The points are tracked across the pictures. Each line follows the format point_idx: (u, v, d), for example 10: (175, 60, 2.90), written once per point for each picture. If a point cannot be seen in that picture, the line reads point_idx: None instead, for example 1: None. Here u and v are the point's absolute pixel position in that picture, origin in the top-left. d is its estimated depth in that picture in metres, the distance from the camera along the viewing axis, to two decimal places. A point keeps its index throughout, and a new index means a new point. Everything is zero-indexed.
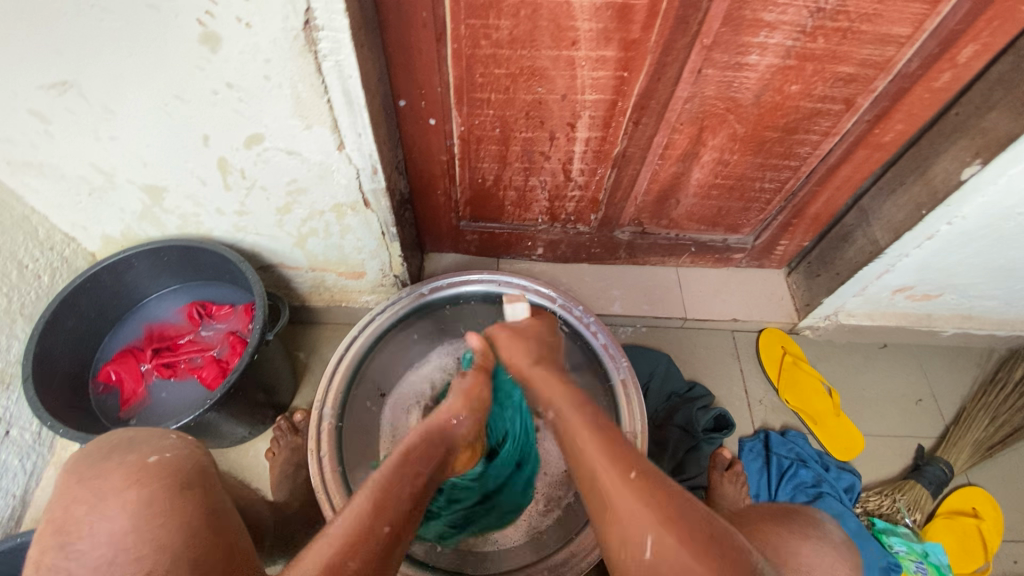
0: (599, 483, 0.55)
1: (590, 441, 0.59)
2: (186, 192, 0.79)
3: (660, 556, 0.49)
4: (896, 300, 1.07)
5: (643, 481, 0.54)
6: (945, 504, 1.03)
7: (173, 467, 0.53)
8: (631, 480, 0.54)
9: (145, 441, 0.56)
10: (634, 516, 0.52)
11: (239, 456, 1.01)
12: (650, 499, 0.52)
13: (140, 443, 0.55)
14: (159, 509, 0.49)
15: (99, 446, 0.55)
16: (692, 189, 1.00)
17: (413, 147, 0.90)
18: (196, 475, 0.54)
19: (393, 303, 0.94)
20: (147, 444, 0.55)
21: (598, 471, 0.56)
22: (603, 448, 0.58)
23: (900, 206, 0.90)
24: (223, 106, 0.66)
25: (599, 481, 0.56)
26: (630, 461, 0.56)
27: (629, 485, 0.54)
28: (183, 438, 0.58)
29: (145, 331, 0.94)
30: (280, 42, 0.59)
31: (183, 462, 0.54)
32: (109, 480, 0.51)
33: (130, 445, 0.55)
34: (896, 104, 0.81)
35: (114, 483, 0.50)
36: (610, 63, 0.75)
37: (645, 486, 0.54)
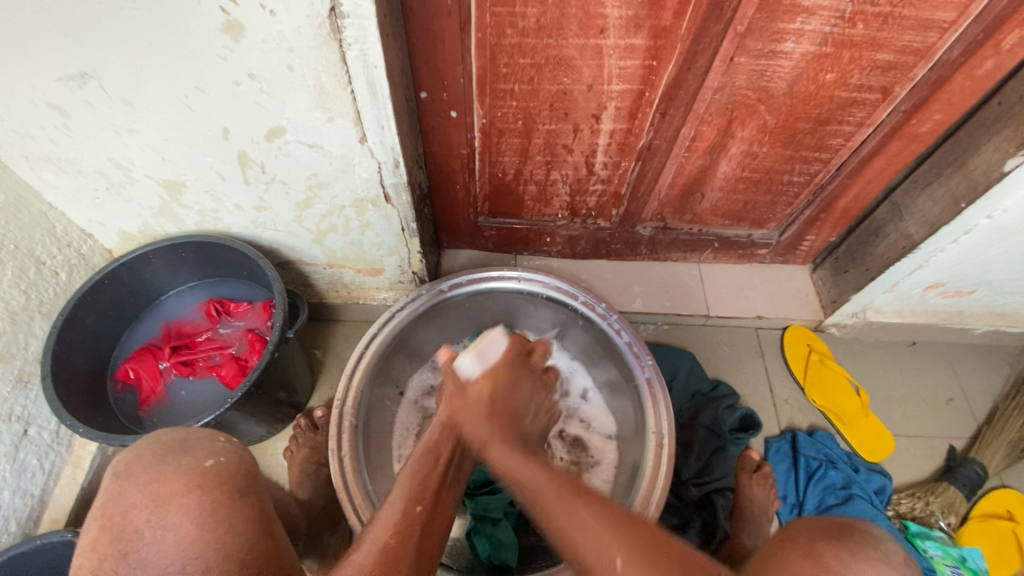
0: (573, 528, 0.47)
1: (532, 477, 0.53)
2: (205, 187, 0.78)
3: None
4: (928, 297, 1.04)
5: (624, 523, 0.46)
6: (979, 507, 1.00)
7: (226, 475, 0.49)
8: (612, 528, 0.46)
9: (181, 441, 0.54)
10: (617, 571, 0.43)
11: (257, 455, 1.00)
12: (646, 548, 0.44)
13: (193, 443, 0.52)
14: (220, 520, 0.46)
15: (151, 447, 0.50)
16: (717, 183, 0.97)
17: (433, 140, 0.88)
18: (248, 481, 0.50)
19: (413, 300, 0.92)
20: (201, 447, 0.51)
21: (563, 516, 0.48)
22: (553, 494, 0.50)
23: (936, 199, 0.87)
24: (244, 97, 0.64)
25: (567, 529, 0.47)
26: (603, 507, 0.48)
27: (605, 531, 0.46)
28: (232, 439, 0.54)
29: (162, 329, 0.93)
30: (304, 30, 0.57)
31: (234, 467, 0.50)
32: (167, 485, 0.47)
33: (182, 448, 0.51)
34: (934, 93, 0.78)
35: (171, 489, 0.47)
36: (639, 52, 0.73)
37: (633, 531, 0.46)
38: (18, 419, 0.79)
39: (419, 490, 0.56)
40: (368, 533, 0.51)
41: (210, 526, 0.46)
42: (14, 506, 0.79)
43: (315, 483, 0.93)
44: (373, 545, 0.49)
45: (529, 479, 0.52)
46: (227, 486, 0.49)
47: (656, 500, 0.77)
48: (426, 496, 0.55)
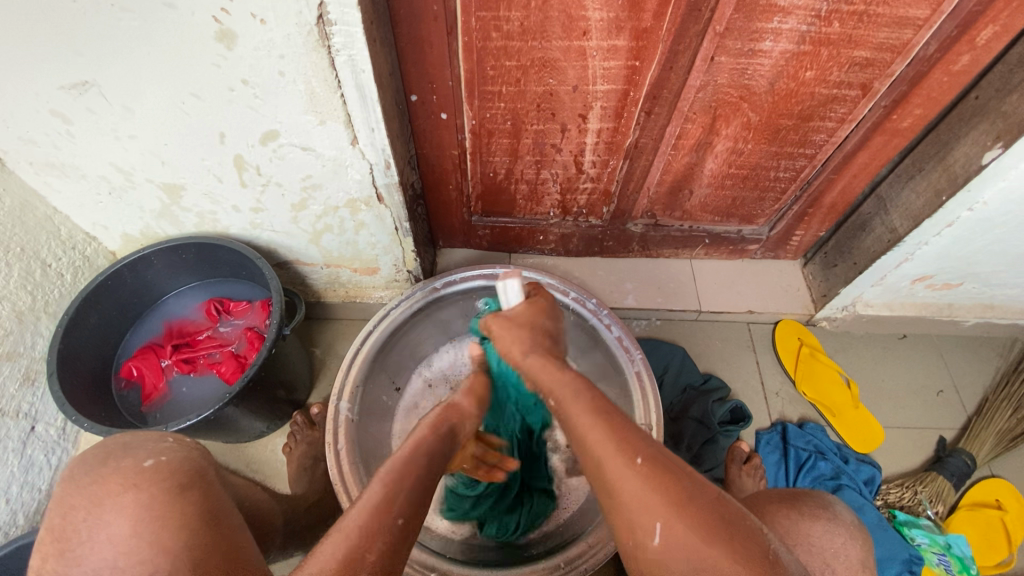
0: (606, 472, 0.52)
1: (577, 416, 0.55)
2: (203, 189, 0.80)
3: (665, 547, 0.48)
4: (916, 290, 1.06)
5: (655, 462, 0.51)
6: (967, 497, 1.01)
7: (164, 471, 0.54)
8: (646, 470, 0.50)
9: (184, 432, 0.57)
10: (641, 505, 0.50)
11: (257, 450, 1.02)
12: (670, 486, 0.50)
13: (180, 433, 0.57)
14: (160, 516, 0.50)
15: (94, 451, 0.56)
16: (705, 180, 0.99)
17: (424, 141, 0.90)
18: (191, 478, 0.54)
19: (407, 298, 0.94)
20: (142, 448, 0.56)
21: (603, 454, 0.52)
22: (597, 435, 0.53)
23: (918, 193, 0.88)
24: (238, 102, 0.67)
25: (604, 467, 0.52)
26: (639, 444, 0.52)
27: (637, 472, 0.50)
28: (179, 440, 0.59)
29: (164, 328, 0.96)
30: (294, 37, 0.59)
31: (173, 464, 0.54)
32: (105, 485, 0.52)
33: (124, 449, 0.56)
34: (913, 89, 0.79)
35: (108, 488, 0.52)
36: (621, 53, 0.75)
37: (662, 471, 0.51)
38: (26, 416, 0.82)
39: (397, 487, 0.53)
40: (343, 524, 0.50)
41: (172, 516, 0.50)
42: (22, 500, 0.81)
43: (314, 477, 0.96)
44: (343, 538, 0.49)
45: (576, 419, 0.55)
46: (167, 483, 0.52)
47: None
48: None
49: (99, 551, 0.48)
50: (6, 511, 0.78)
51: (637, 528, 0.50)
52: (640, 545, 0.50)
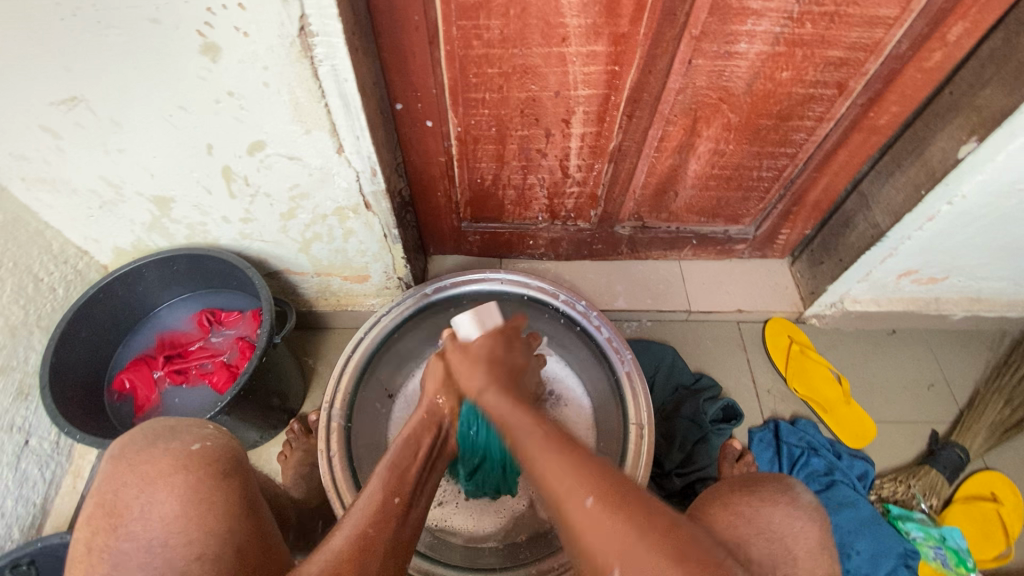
0: (538, 471, 0.52)
1: (512, 416, 0.57)
2: (193, 201, 0.81)
3: (588, 523, 0.48)
4: (902, 285, 1.07)
5: (581, 454, 0.52)
6: (962, 490, 1.02)
7: (212, 456, 0.55)
8: (557, 469, 0.51)
9: (171, 434, 0.57)
10: (564, 482, 0.50)
11: (253, 460, 1.03)
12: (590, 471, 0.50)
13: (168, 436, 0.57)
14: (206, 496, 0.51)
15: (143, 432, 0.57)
16: (689, 180, 1.00)
17: (411, 149, 0.91)
18: (236, 467, 0.55)
19: (398, 304, 0.95)
20: (189, 432, 0.56)
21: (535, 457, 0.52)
22: (529, 429, 0.54)
23: (899, 188, 0.90)
24: (224, 114, 0.68)
25: (531, 455, 0.53)
26: (560, 434, 0.54)
27: (557, 453, 0.51)
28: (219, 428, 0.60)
29: (157, 339, 0.96)
30: (277, 49, 0.61)
31: (220, 451, 0.55)
32: (157, 464, 0.53)
33: (173, 433, 0.56)
34: (888, 86, 0.81)
35: (154, 467, 0.52)
36: (600, 58, 0.77)
37: (586, 462, 0.51)
38: (19, 429, 0.82)
39: (396, 482, 0.59)
40: (348, 517, 0.55)
41: (186, 503, 0.51)
42: (17, 514, 0.82)
43: (309, 484, 0.96)
44: (352, 529, 0.53)
45: (517, 435, 0.54)
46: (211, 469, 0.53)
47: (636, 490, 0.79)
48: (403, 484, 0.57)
49: (92, 555, 0.49)
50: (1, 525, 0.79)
51: (563, 502, 0.49)
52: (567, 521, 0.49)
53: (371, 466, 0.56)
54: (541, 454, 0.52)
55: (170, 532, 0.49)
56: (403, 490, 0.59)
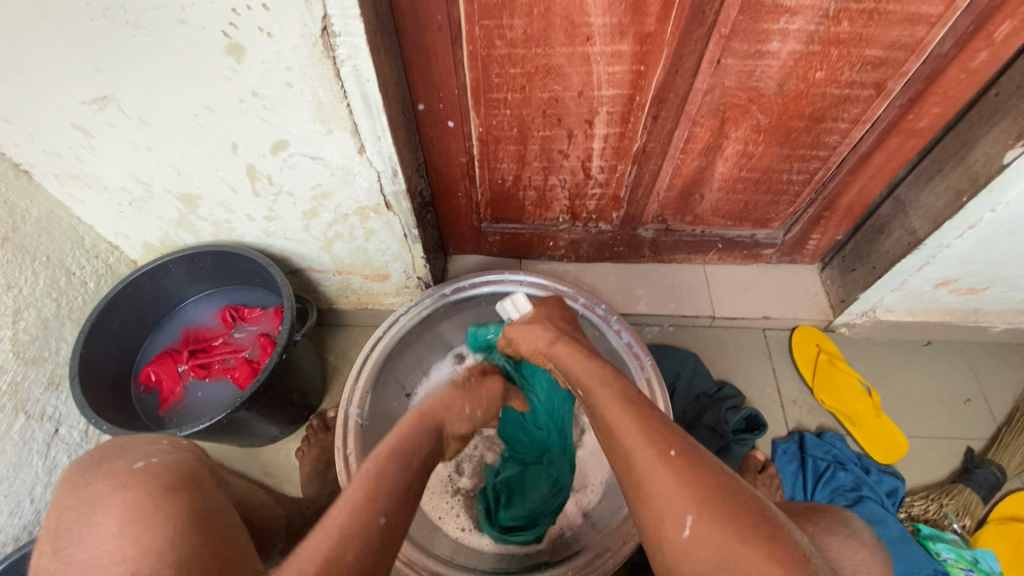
0: (640, 478, 0.51)
1: (617, 412, 0.56)
2: (218, 199, 0.83)
3: (696, 543, 0.46)
4: (940, 295, 1.02)
5: (677, 447, 0.52)
6: (998, 511, 0.97)
7: (155, 474, 0.49)
8: (666, 480, 0.49)
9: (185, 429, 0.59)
10: (671, 497, 0.49)
11: (271, 455, 1.04)
12: (702, 480, 0.49)
13: None
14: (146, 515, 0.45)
15: (92, 453, 0.52)
16: (716, 183, 0.98)
17: (432, 150, 0.91)
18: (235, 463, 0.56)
19: (417, 303, 0.95)
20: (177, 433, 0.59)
21: (633, 450, 0.53)
22: (632, 431, 0.54)
23: (938, 194, 0.86)
24: (248, 114, 0.69)
25: (633, 456, 0.52)
26: (670, 437, 0.53)
27: (668, 460, 0.50)
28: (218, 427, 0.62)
29: (182, 334, 0.99)
30: (299, 50, 0.61)
31: (167, 467, 0.50)
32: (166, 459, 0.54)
33: (119, 451, 0.51)
34: (929, 87, 0.77)
35: (98, 488, 0.47)
36: (626, 58, 0.75)
37: (688, 469, 0.50)
38: (50, 418, 0.85)
39: (378, 492, 0.52)
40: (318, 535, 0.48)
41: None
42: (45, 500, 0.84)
43: (325, 481, 0.97)
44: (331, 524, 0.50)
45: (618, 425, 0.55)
46: (154, 488, 0.47)
47: None
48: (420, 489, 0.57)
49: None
50: (31, 510, 0.81)
51: (664, 523, 0.48)
52: (669, 540, 0.48)
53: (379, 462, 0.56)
54: (646, 460, 0.51)
55: (104, 553, 0.43)
56: (386, 505, 0.52)
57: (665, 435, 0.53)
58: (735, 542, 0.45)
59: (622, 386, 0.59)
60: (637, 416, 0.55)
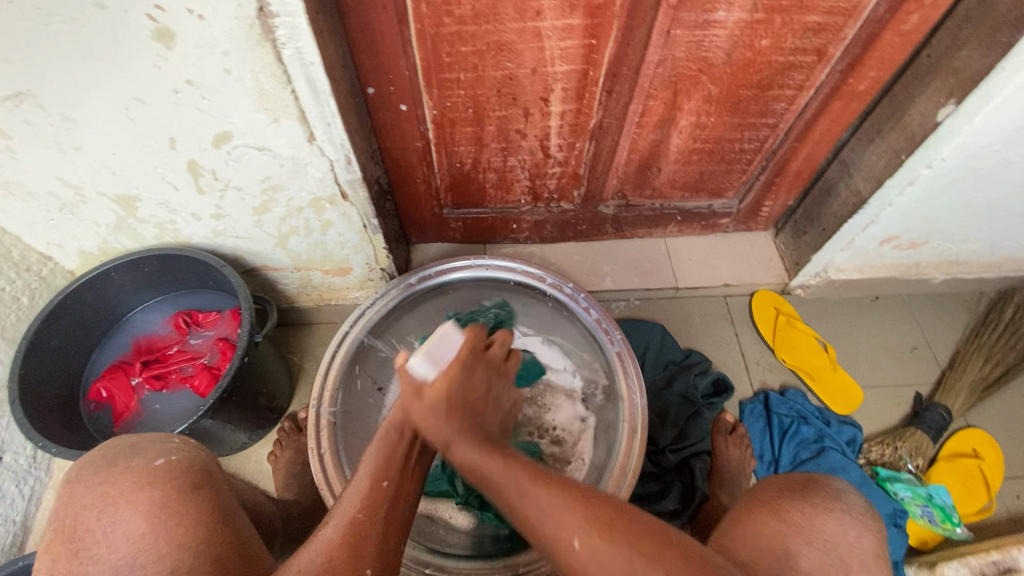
0: (535, 515, 0.52)
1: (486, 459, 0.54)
2: (159, 199, 0.78)
3: (593, 573, 0.49)
4: (884, 251, 1.07)
5: (554, 485, 0.53)
6: (946, 448, 1.04)
7: (176, 470, 0.56)
8: (542, 510, 0.52)
9: (148, 445, 0.59)
10: (562, 520, 0.51)
11: (241, 462, 1.01)
12: (586, 500, 0.53)
13: (144, 448, 0.59)
14: (174, 510, 0.53)
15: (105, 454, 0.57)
16: (672, 156, 0.99)
17: (386, 135, 0.88)
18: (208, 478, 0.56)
19: (382, 296, 0.93)
20: (151, 448, 0.58)
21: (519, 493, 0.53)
22: (512, 467, 0.54)
23: (879, 154, 0.90)
24: (185, 105, 0.65)
25: (519, 502, 0.52)
26: (545, 473, 0.54)
27: (550, 480, 0.54)
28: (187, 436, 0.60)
29: (132, 344, 0.93)
30: (235, 33, 0.57)
31: (183, 463, 0.58)
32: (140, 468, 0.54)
33: (132, 450, 0.58)
34: (867, 51, 0.80)
35: (123, 488, 0.54)
36: (577, 32, 0.74)
37: (558, 490, 0.53)
38: None
39: (385, 464, 0.61)
40: (339, 508, 0.58)
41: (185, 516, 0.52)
42: None
43: (301, 483, 0.95)
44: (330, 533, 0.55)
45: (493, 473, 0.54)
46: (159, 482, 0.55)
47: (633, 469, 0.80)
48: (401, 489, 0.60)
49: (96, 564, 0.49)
50: None
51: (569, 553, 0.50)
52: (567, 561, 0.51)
53: (377, 471, 0.60)
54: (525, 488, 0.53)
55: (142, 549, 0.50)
56: (393, 474, 0.60)
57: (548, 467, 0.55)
58: (639, 563, 0.49)
59: (507, 457, 0.54)
60: (521, 463, 0.54)
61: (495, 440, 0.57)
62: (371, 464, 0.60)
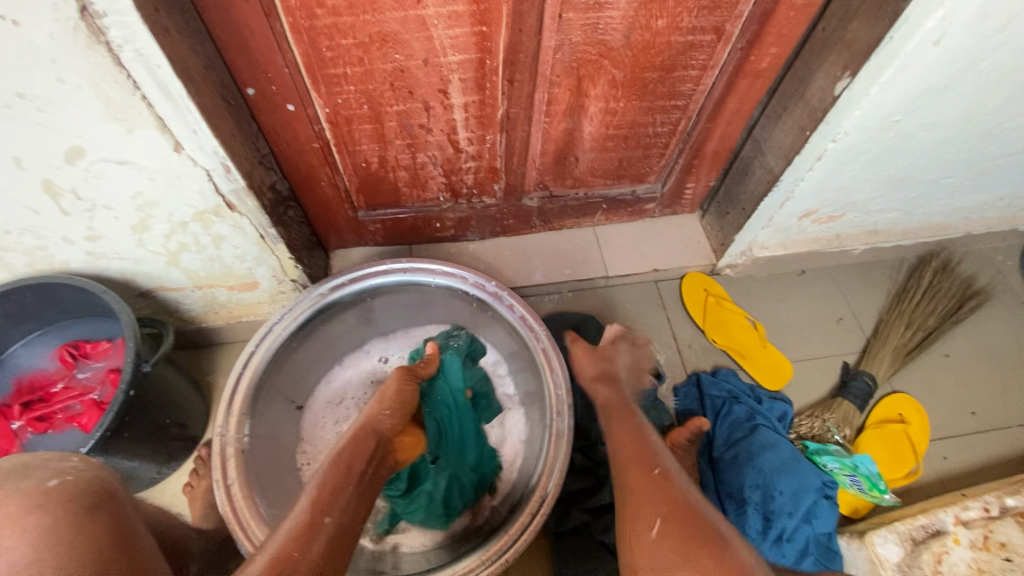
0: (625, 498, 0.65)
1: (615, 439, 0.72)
2: (19, 225, 0.71)
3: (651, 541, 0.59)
4: (805, 226, 1.08)
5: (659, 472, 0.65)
6: (873, 416, 1.07)
7: (74, 491, 0.52)
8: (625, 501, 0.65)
9: (42, 466, 0.54)
10: (645, 505, 0.62)
11: (156, 497, 0.94)
12: (667, 498, 0.62)
13: (37, 469, 0.53)
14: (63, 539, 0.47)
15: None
16: (587, 143, 0.97)
17: (278, 138, 0.82)
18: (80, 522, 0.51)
19: (291, 309, 0.87)
20: (44, 468, 0.53)
21: (629, 466, 0.67)
22: (626, 467, 0.67)
23: (787, 131, 0.89)
24: (21, 120, 0.58)
25: (631, 472, 0.67)
26: (653, 461, 0.67)
27: (657, 478, 0.65)
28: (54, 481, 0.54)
29: (14, 384, 0.84)
30: (59, 36, 0.51)
31: (84, 484, 0.53)
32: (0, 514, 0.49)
33: (24, 471, 0.53)
34: (764, 27, 0.79)
35: (8, 513, 0.49)
36: (464, 19, 0.70)
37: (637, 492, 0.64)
38: None
39: (326, 501, 0.58)
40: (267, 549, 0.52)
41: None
42: None
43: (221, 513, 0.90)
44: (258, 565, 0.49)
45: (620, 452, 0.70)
46: None
47: (560, 469, 0.77)
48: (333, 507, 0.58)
49: None
50: None
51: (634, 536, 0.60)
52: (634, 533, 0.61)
53: (318, 506, 0.57)
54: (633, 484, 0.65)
55: None
56: (334, 510, 0.57)
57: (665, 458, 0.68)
58: (686, 545, 0.56)
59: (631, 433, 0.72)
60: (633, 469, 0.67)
61: (641, 440, 0.70)
62: (310, 498, 0.58)
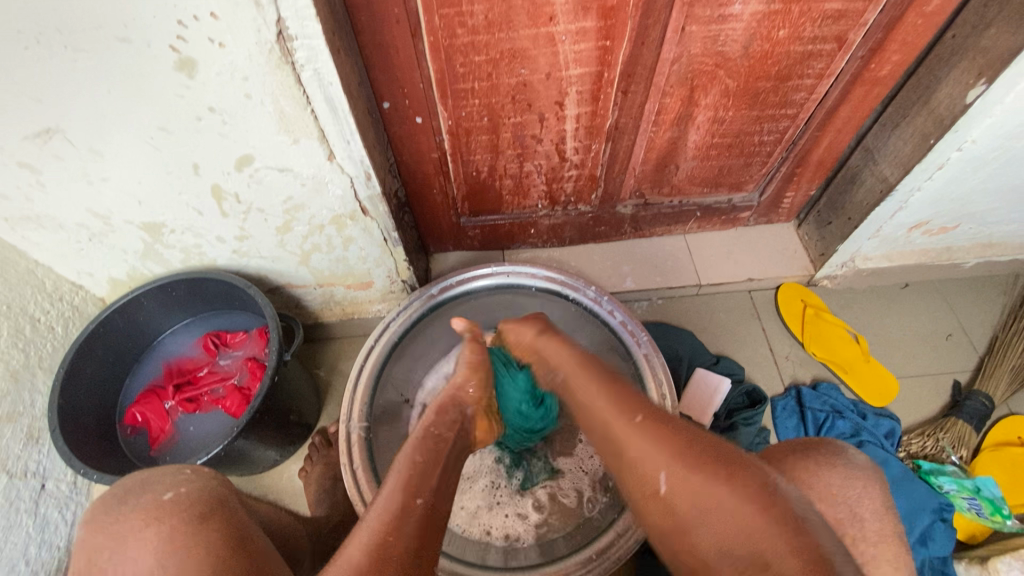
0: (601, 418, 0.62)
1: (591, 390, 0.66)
2: (185, 224, 0.79)
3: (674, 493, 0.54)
4: (913, 237, 1.04)
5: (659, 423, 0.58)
6: (990, 437, 1.01)
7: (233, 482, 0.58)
8: (630, 399, 0.63)
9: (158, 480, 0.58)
10: (647, 457, 0.56)
11: (273, 479, 1.01)
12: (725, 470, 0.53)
13: (155, 482, 0.58)
14: (197, 545, 0.50)
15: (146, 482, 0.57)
16: (690, 152, 0.98)
17: (402, 148, 0.88)
18: None
19: (405, 308, 0.93)
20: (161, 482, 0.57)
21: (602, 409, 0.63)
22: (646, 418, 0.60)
23: (905, 140, 0.87)
24: (208, 131, 0.65)
25: (612, 429, 0.61)
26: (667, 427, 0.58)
27: (649, 437, 0.57)
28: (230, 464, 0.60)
29: (163, 368, 0.94)
30: (255, 58, 0.58)
31: None
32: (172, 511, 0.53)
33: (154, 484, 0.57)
34: (889, 35, 0.78)
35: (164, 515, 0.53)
36: (591, 34, 0.74)
37: (629, 401, 0.62)
38: (34, 474, 0.81)
39: (417, 483, 0.60)
40: (363, 524, 0.55)
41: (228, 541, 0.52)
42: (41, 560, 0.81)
43: (334, 498, 0.95)
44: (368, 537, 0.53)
45: (588, 400, 0.65)
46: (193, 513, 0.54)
47: None
48: (423, 489, 0.59)
49: None
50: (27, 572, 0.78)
51: (615, 428, 0.60)
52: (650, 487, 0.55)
53: (409, 489, 0.58)
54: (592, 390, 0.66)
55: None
56: (425, 492, 0.59)
57: (646, 404, 0.61)
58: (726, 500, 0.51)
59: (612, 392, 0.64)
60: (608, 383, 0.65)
61: (633, 404, 0.61)
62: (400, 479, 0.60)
